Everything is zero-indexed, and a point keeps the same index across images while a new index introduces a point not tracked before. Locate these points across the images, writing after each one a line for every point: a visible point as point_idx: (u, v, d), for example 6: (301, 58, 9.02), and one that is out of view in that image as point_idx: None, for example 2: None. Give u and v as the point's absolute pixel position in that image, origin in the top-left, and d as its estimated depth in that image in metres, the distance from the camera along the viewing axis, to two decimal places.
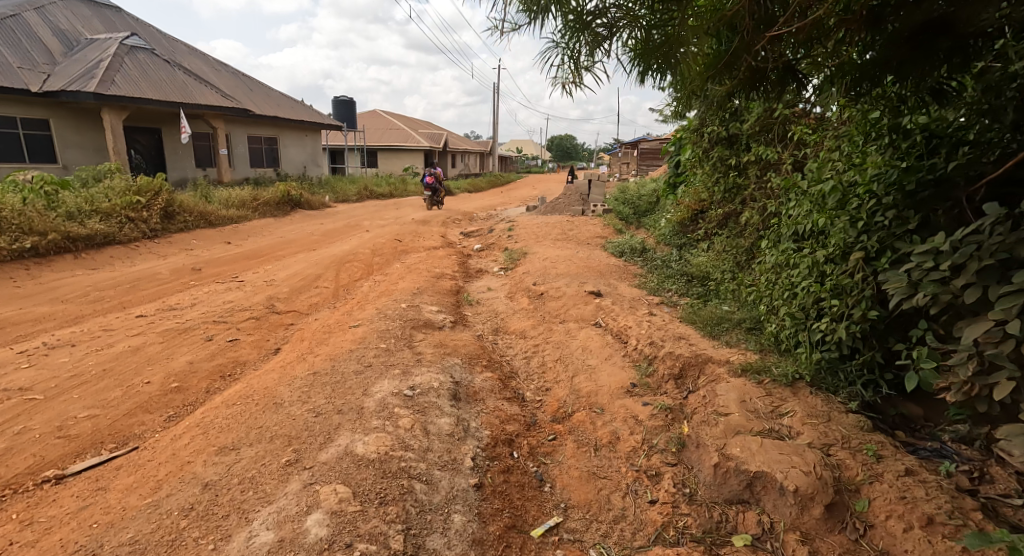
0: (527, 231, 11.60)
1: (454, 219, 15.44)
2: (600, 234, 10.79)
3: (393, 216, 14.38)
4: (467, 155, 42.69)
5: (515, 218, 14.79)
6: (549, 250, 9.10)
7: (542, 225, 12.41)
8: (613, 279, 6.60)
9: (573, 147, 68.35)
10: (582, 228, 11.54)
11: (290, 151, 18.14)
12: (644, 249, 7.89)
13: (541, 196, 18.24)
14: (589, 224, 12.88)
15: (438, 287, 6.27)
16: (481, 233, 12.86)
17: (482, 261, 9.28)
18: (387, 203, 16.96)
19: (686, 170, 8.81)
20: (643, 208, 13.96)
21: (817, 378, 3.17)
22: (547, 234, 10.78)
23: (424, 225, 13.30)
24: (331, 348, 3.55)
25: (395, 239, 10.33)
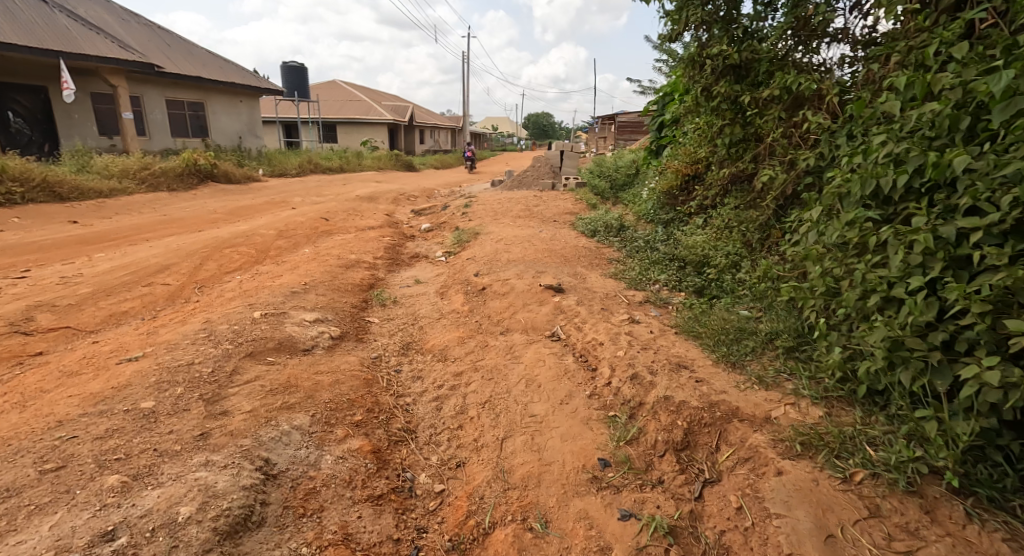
0: (485, 207, 9.92)
1: (408, 195, 13.71)
2: (570, 209, 9.23)
3: (333, 193, 12.53)
4: (436, 130, 40.35)
5: (477, 194, 13.12)
6: (506, 229, 7.48)
7: (502, 202, 10.73)
8: (581, 266, 5.01)
9: (549, 124, 66.14)
10: (550, 204, 9.95)
11: (220, 119, 16.55)
12: (622, 227, 6.31)
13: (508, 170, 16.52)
14: (558, 199, 11.23)
15: (339, 280, 4.60)
16: (433, 211, 11.12)
17: (425, 243, 7.65)
18: (334, 178, 15.08)
19: (672, 129, 7.24)
20: (620, 181, 12.44)
21: (963, 475, 1.61)
22: (506, 211, 9.13)
23: (368, 203, 11.50)
24: (29, 419, 1.90)
25: (322, 218, 8.55)
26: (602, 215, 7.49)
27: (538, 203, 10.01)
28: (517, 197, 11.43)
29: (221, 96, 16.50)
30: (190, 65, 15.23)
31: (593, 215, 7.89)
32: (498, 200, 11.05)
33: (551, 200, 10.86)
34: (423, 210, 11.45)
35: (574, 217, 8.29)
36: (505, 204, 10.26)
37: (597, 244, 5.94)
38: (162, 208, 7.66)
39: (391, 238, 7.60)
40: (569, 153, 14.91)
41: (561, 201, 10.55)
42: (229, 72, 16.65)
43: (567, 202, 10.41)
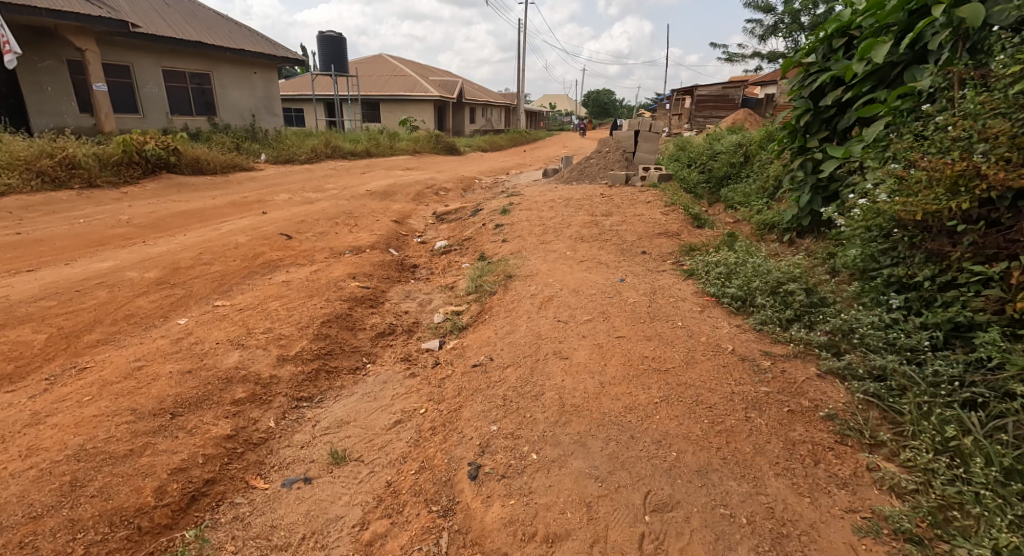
0: (527, 218, 6.84)
1: (435, 192, 10.92)
2: (658, 222, 6.03)
3: (338, 189, 9.88)
4: (489, 109, 37.19)
5: (521, 192, 10.12)
6: (561, 273, 4.40)
7: (553, 206, 7.60)
8: (758, 444, 1.88)
9: (612, 102, 61.44)
10: (625, 211, 6.77)
11: (230, 94, 14.37)
12: (824, 295, 2.97)
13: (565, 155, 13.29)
14: (634, 200, 7.95)
15: (81, 487, 1.76)
16: (461, 218, 8.18)
17: (424, 287, 4.77)
18: (355, 170, 12.56)
19: (910, 95, 3.88)
20: (740, 188, 9.21)
21: None
22: (559, 228, 6.02)
23: (377, 207, 8.74)
24: None
25: (286, 234, 5.81)
26: (741, 249, 4.20)
27: (605, 211, 6.83)
28: (576, 197, 8.25)
29: (230, 67, 14.26)
30: (189, 31, 13.02)
31: (723, 245, 4.57)
32: (549, 202, 7.92)
33: (626, 203, 7.60)
34: (447, 216, 8.54)
35: (673, 245, 5.07)
36: (556, 210, 7.13)
37: (764, 345, 2.69)
38: (40, 219, 5.17)
39: (370, 276, 4.71)
40: (646, 134, 11.43)
41: (643, 206, 7.24)
42: (238, 38, 14.28)
43: (648, 208, 7.14)
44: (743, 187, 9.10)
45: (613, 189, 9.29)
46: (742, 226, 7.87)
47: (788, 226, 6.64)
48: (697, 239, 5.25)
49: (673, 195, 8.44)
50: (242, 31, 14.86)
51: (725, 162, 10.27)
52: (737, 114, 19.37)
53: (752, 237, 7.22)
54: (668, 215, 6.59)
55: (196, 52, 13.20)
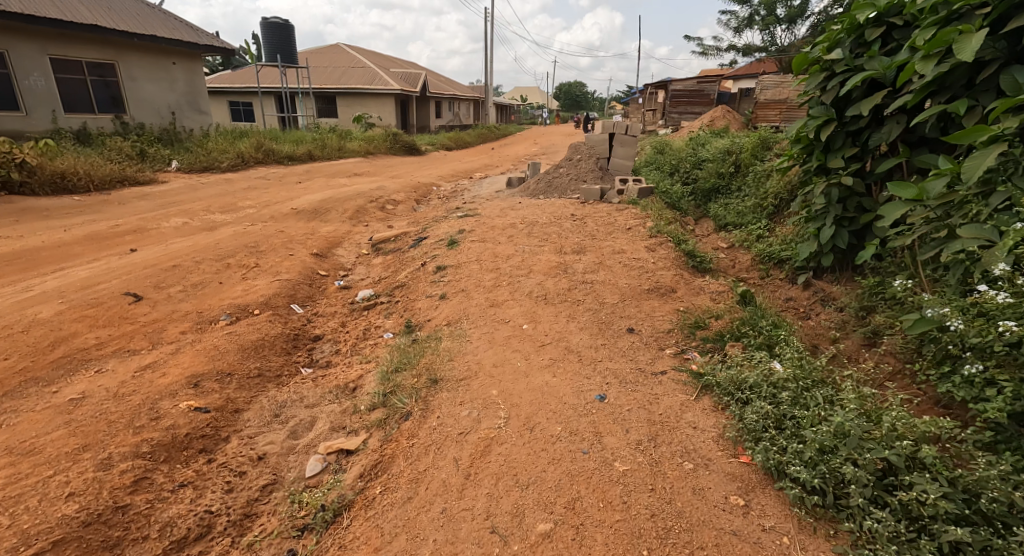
0: (476, 258, 5.42)
1: (378, 210, 9.43)
2: (636, 267, 4.73)
3: (255, 207, 8.31)
4: (455, 104, 35.42)
5: (477, 209, 8.73)
6: (509, 378, 2.97)
7: (511, 238, 6.16)
8: None
9: (583, 95, 60.27)
10: (595, 248, 5.46)
11: (143, 87, 12.80)
12: (991, 505, 1.56)
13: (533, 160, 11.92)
14: (610, 226, 6.59)
15: None
16: (400, 249, 6.67)
17: (311, 383, 3.31)
18: (288, 181, 10.94)
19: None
20: (735, 204, 7.95)
21: None
22: (514, 280, 4.60)
23: (298, 235, 7.16)
24: None
25: (135, 291, 4.26)
26: (781, 349, 2.85)
27: (571, 249, 5.47)
28: (538, 222, 6.84)
29: (142, 57, 12.65)
30: (81, 13, 11.40)
31: (746, 329, 3.18)
32: (505, 231, 6.51)
33: (599, 232, 6.26)
34: (384, 245, 7.01)
35: (664, 310, 3.74)
36: (513, 247, 5.72)
37: None
38: None
39: (229, 373, 3.17)
40: (622, 138, 10.05)
41: (620, 239, 5.89)
42: (147, 23, 12.68)
43: (626, 240, 5.79)
44: (737, 205, 7.85)
45: (583, 208, 7.92)
46: (742, 256, 6.58)
47: (803, 264, 5.35)
48: (695, 301, 3.93)
49: (659, 219, 7.09)
50: (156, 17, 13.18)
51: (712, 172, 9.04)
52: (713, 112, 18.30)
53: (756, 275, 5.91)
54: (653, 253, 5.24)
55: (97, 39, 11.72)
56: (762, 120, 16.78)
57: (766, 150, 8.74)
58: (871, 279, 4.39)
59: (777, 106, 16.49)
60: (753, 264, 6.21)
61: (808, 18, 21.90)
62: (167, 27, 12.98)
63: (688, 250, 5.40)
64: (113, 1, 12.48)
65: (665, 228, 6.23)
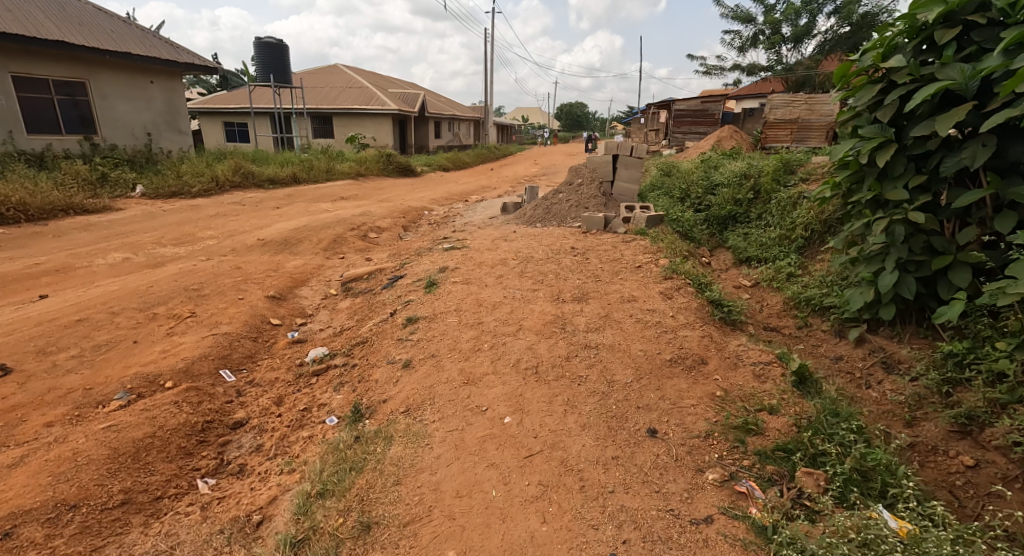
0: (454, 307, 4.49)
1: (358, 240, 8.57)
2: (647, 326, 3.82)
3: (216, 238, 7.46)
4: (454, 124, 34.89)
5: (465, 240, 7.86)
6: (479, 525, 2.01)
7: (498, 280, 5.24)
8: None
9: (584, 116, 60.06)
10: (597, 296, 4.55)
11: (116, 107, 12.26)
12: None
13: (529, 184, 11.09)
14: (615, 264, 5.68)
15: None
16: (371, 291, 5.73)
17: (201, 511, 2.39)
18: (263, 208, 10.14)
19: None
20: (756, 235, 7.05)
21: None
22: (498, 343, 3.65)
23: (257, 272, 6.27)
24: None
25: (7, 362, 3.38)
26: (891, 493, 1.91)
27: (569, 298, 4.55)
28: (530, 258, 5.93)
29: (115, 76, 12.16)
30: (48, 28, 10.84)
31: (824, 442, 2.22)
32: (492, 270, 5.58)
33: (601, 272, 5.34)
34: (353, 285, 6.07)
35: (692, 393, 2.81)
36: (500, 293, 4.78)
37: None
38: None
39: (73, 504, 2.31)
40: (626, 160, 9.19)
41: (627, 282, 4.97)
42: (121, 39, 12.11)
43: (635, 284, 4.87)
44: (759, 236, 6.94)
45: (583, 240, 7.03)
46: (771, 299, 5.63)
47: (853, 316, 4.40)
48: (730, 378, 3.00)
49: (676, 257, 6.14)
50: (131, 33, 12.62)
51: (728, 198, 8.16)
52: (720, 132, 17.53)
53: (791, 325, 4.96)
54: (671, 304, 4.31)
55: (66, 56, 11.19)
56: (771, 141, 15.88)
57: (789, 174, 7.88)
58: (956, 345, 3.46)
59: (787, 126, 15.58)
60: (787, 310, 5.27)
61: (815, 37, 21.28)
62: (141, 44, 12.42)
63: (717, 300, 4.45)
64: (85, 17, 11.94)
65: (686, 268, 5.29)
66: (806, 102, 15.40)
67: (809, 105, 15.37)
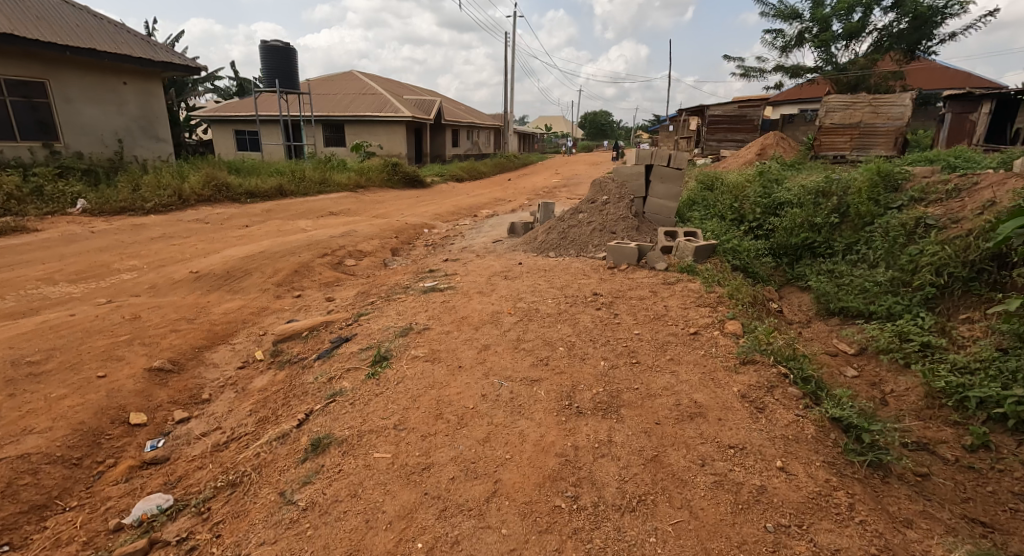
0: (396, 420, 2.73)
1: (325, 273, 6.92)
2: (740, 499, 2.00)
3: (135, 270, 5.91)
4: (472, 132, 33.39)
5: (453, 275, 6.12)
6: None
7: (479, 360, 3.42)
8: None
9: (608, 124, 58.13)
10: (632, 407, 2.73)
11: (81, 111, 11.05)
12: None
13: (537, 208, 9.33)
14: (656, 329, 3.85)
15: None
16: (302, 362, 3.99)
17: None
18: (224, 228, 8.61)
19: None
20: (854, 276, 5.13)
21: None
22: (444, 542, 1.86)
23: (160, 323, 4.63)
24: None
25: None
26: None
27: (587, 409, 2.74)
28: (530, 318, 4.12)
29: (81, 77, 10.97)
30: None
31: None
32: (474, 338, 3.78)
33: (636, 347, 3.51)
34: (285, 348, 4.35)
35: None
36: (475, 392, 2.98)
37: None
38: None
39: None
40: (663, 171, 7.44)
41: (680, 371, 3.13)
42: (85, 36, 10.87)
43: (693, 377, 3.03)
44: (858, 278, 5.02)
45: (606, 283, 5.21)
46: (899, 386, 3.73)
47: None
48: None
49: (750, 314, 4.28)
50: (100, 29, 11.40)
51: (804, 222, 6.26)
52: (764, 139, 15.46)
53: (954, 443, 3.07)
54: (770, 432, 2.46)
55: (20, 53, 9.98)
56: (826, 148, 13.93)
57: (890, 191, 5.90)
58: None
59: (846, 131, 13.59)
60: (934, 411, 3.38)
61: (870, 33, 19.01)
62: (108, 41, 11.18)
63: (854, 416, 2.60)
64: (46, 11, 10.76)
65: (780, 341, 3.42)
66: (870, 103, 13.21)
67: (874, 107, 13.22)
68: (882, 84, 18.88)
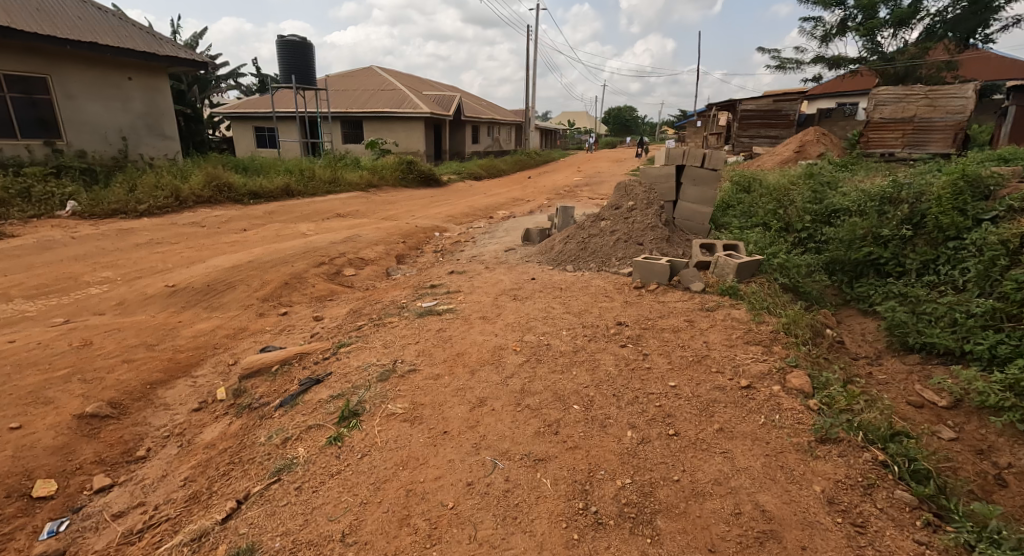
0: (349, 527, 2.03)
1: (319, 285, 6.30)
2: None
3: (106, 283, 5.36)
4: (493, 128, 32.65)
5: (457, 292, 5.42)
6: None
7: (468, 425, 2.67)
8: None
9: (633, 120, 56.72)
10: (671, 519, 1.97)
11: (85, 108, 10.69)
12: None
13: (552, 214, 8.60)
14: (696, 380, 3.05)
15: None
16: (262, 409, 3.31)
17: None
18: (220, 233, 8.08)
19: None
20: (940, 304, 4.23)
21: None
22: None
23: (112, 351, 4.02)
24: None
25: None
26: None
27: (609, 521, 1.98)
28: (538, 360, 3.36)
29: (84, 72, 10.60)
30: None
31: None
32: (466, 391, 3.04)
33: (672, 409, 2.72)
34: (249, 386, 3.68)
35: None
36: (458, 479, 2.24)
37: None
38: None
39: None
40: (694, 173, 6.69)
41: (735, 454, 2.31)
42: (88, 30, 10.48)
43: (754, 465, 2.23)
44: (944, 307, 4.14)
45: (632, 311, 4.42)
46: (1018, 462, 2.87)
47: None
48: None
49: (814, 356, 3.43)
50: (104, 24, 11.02)
51: (868, 234, 5.39)
52: (804, 135, 14.32)
53: None
54: None
55: (20, 48, 9.62)
56: (873, 145, 12.78)
57: (978, 200, 4.94)
58: None
59: (897, 127, 12.43)
60: None
61: (921, 21, 17.60)
62: (112, 36, 10.78)
63: (1007, 547, 1.77)
64: (49, 5, 10.40)
65: (867, 408, 2.58)
66: (926, 96, 12.01)
67: (931, 100, 12.01)
68: (934, 75, 17.47)
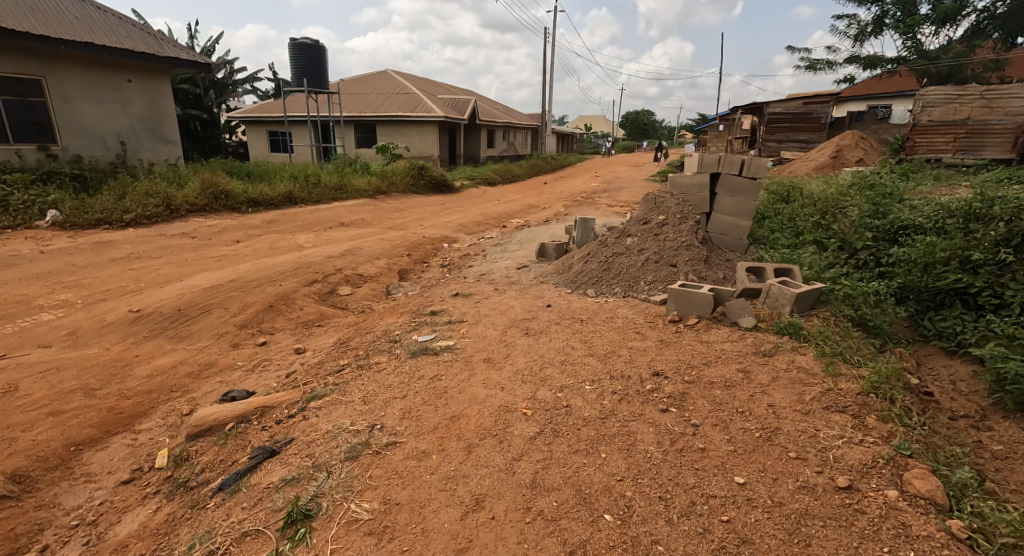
0: None
1: (307, 308, 5.60)
2: None
3: (62, 307, 4.72)
4: (509, 132, 31.95)
5: (459, 321, 4.66)
6: None
7: (455, 553, 1.90)
8: None
9: (652, 124, 55.62)
10: None
11: (83, 112, 10.22)
12: None
13: (569, 226, 7.81)
14: (772, 474, 2.24)
15: None
16: (196, 493, 2.56)
17: None
18: (209, 245, 7.45)
19: None
20: None
21: None
22: None
23: (39, 400, 3.34)
24: None
25: None
26: None
27: None
28: (554, 438, 2.57)
29: (81, 74, 10.12)
30: None
31: None
32: (456, 485, 2.26)
33: (750, 540, 1.88)
34: (192, 453, 2.94)
35: None
36: None
37: None
38: None
39: None
40: (730, 181, 5.90)
41: None
42: (85, 31, 10.02)
43: None
44: None
45: (670, 355, 3.60)
46: None
47: None
48: None
49: (925, 433, 2.58)
50: (103, 24, 10.57)
51: (953, 258, 4.55)
52: (840, 139, 13.23)
53: None
54: None
55: (14, 49, 9.17)
56: (921, 149, 11.75)
57: None
58: None
59: (948, 130, 11.38)
60: None
61: (967, 17, 16.48)
62: (110, 37, 10.31)
63: None
64: (46, 5, 9.97)
65: None
66: (982, 96, 10.95)
67: (988, 100, 10.95)
68: (981, 75, 16.31)
